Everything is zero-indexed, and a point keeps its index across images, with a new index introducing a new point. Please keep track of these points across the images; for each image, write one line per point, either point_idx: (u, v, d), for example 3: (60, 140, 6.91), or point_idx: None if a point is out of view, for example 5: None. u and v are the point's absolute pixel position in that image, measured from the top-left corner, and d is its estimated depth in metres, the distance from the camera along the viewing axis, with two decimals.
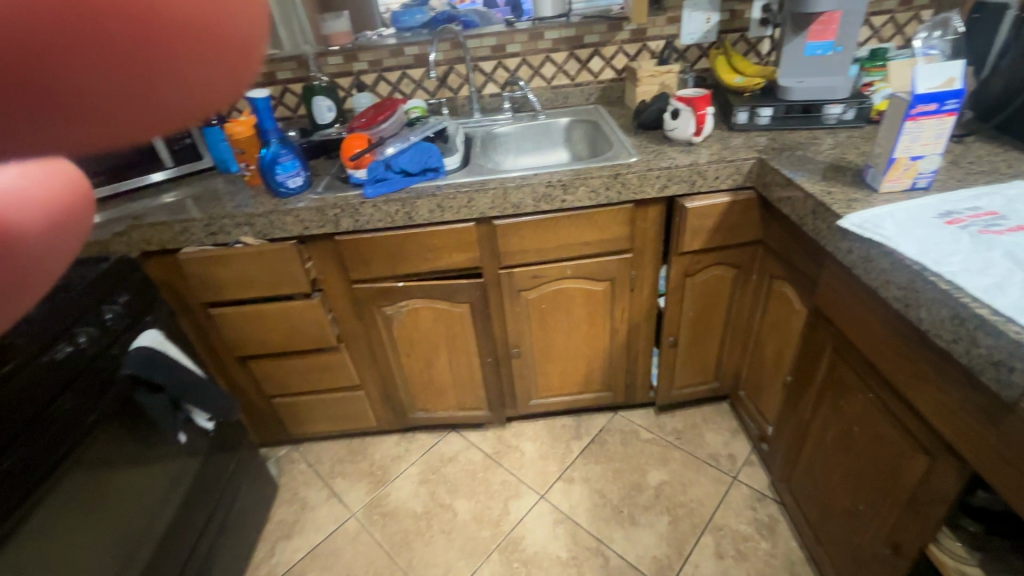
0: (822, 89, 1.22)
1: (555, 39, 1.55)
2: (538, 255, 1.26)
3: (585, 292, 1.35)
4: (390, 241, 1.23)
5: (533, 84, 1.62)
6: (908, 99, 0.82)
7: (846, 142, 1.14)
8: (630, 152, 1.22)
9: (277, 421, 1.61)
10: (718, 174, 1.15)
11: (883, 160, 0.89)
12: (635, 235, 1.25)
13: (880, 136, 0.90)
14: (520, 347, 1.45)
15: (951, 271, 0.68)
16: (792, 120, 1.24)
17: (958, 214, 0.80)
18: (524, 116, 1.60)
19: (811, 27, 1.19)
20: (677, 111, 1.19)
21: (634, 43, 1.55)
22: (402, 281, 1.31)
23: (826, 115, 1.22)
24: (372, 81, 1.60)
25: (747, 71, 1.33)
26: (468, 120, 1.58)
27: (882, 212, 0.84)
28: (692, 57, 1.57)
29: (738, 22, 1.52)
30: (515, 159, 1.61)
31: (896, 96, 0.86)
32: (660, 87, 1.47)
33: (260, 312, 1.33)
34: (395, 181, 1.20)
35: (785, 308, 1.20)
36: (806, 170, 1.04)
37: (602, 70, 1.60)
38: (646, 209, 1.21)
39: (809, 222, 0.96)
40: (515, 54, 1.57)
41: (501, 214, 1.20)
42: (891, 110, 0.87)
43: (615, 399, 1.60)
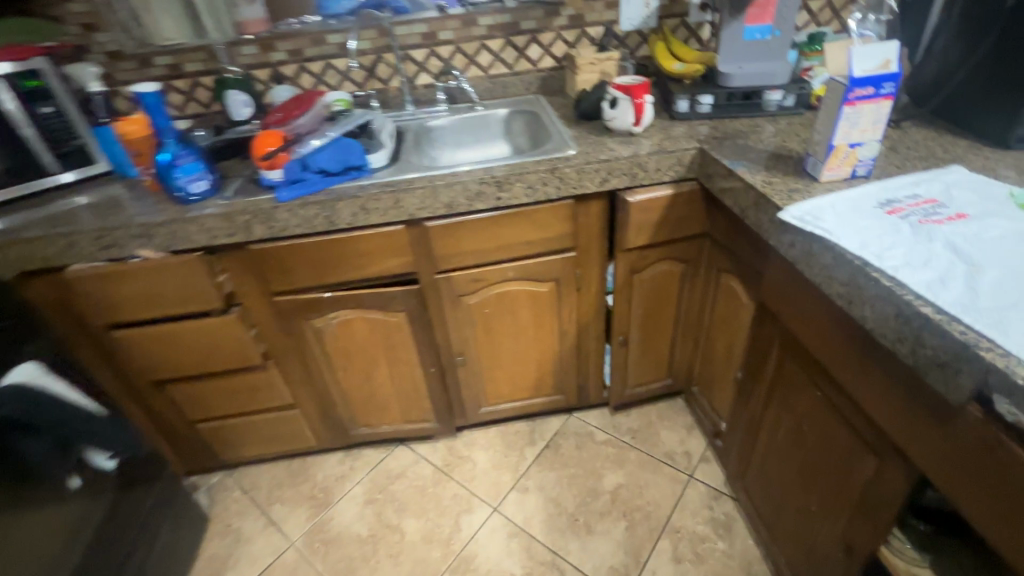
0: (761, 75, 1.18)
1: (490, 25, 1.46)
2: (476, 257, 1.18)
3: (530, 293, 1.27)
4: (312, 249, 1.11)
5: (469, 73, 1.53)
6: (846, 82, 0.78)
7: (788, 129, 1.11)
8: (569, 145, 1.15)
9: (204, 446, 1.47)
10: (660, 165, 1.10)
11: (822, 147, 0.85)
12: (578, 232, 1.18)
13: (817, 122, 0.86)
14: (464, 354, 1.36)
15: (893, 266, 0.64)
16: (734, 108, 1.20)
17: (899, 203, 0.77)
18: (461, 107, 1.50)
19: (749, 11, 1.15)
20: (615, 100, 1.13)
21: (573, 29, 1.48)
22: (330, 291, 1.20)
23: (765, 102, 1.18)
24: (293, 72, 1.47)
25: (687, 58, 1.28)
26: (400, 113, 1.47)
27: (821, 204, 0.80)
28: (633, 44, 1.51)
29: (677, 7, 1.47)
30: (452, 154, 1.51)
31: (834, 79, 0.82)
32: (601, 75, 1.40)
33: (170, 332, 1.20)
34: (313, 184, 1.09)
35: (734, 302, 1.16)
36: (747, 160, 1.00)
37: (541, 58, 1.52)
38: (588, 204, 1.14)
39: (751, 215, 0.91)
40: (448, 42, 1.47)
41: (432, 215, 1.11)
42: (828, 95, 0.82)
43: (568, 402, 1.55)
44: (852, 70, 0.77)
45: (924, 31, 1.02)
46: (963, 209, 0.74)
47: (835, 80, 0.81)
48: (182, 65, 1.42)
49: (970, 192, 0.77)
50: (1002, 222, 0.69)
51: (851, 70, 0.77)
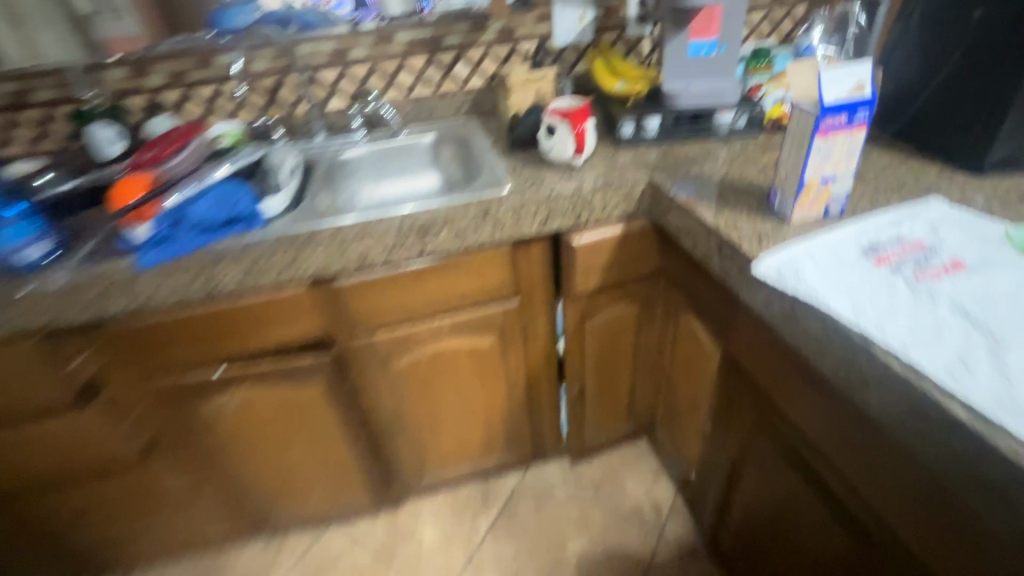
0: (710, 94, 1.07)
1: (409, 41, 1.29)
2: (402, 315, 1.00)
3: (470, 350, 1.10)
4: (193, 322, 0.90)
5: (387, 96, 1.34)
6: (815, 109, 0.66)
7: (743, 155, 0.99)
8: (503, 180, 0.99)
9: (82, 557, 1.20)
10: (607, 202, 0.96)
11: (791, 182, 0.73)
12: (520, 278, 1.03)
13: (782, 154, 0.74)
14: (399, 422, 1.17)
15: (904, 345, 0.52)
16: (682, 133, 1.08)
17: (884, 249, 0.66)
18: (381, 135, 1.32)
19: (692, 24, 1.04)
20: (553, 127, 0.99)
21: (503, 45, 1.33)
22: (222, 368, 0.98)
23: (717, 124, 1.06)
24: (174, 99, 1.23)
25: (627, 75, 1.15)
26: (310, 144, 1.27)
27: (798, 253, 0.67)
28: (570, 60, 1.37)
29: (614, 19, 1.35)
30: (374, 188, 1.32)
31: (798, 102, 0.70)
32: (536, 95, 1.26)
33: (10, 437, 0.93)
34: (189, 242, 0.88)
35: (697, 349, 1.03)
36: (705, 194, 0.87)
37: (469, 77, 1.36)
38: (528, 247, 0.99)
39: (715, 262, 0.78)
40: (361, 61, 1.29)
41: (342, 271, 0.91)
42: (794, 123, 0.71)
43: (523, 458, 1.38)
44: (820, 94, 0.65)
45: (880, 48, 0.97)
46: (957, 254, 0.63)
47: (801, 105, 0.70)
48: (28, 94, 1.16)
49: (958, 231, 0.68)
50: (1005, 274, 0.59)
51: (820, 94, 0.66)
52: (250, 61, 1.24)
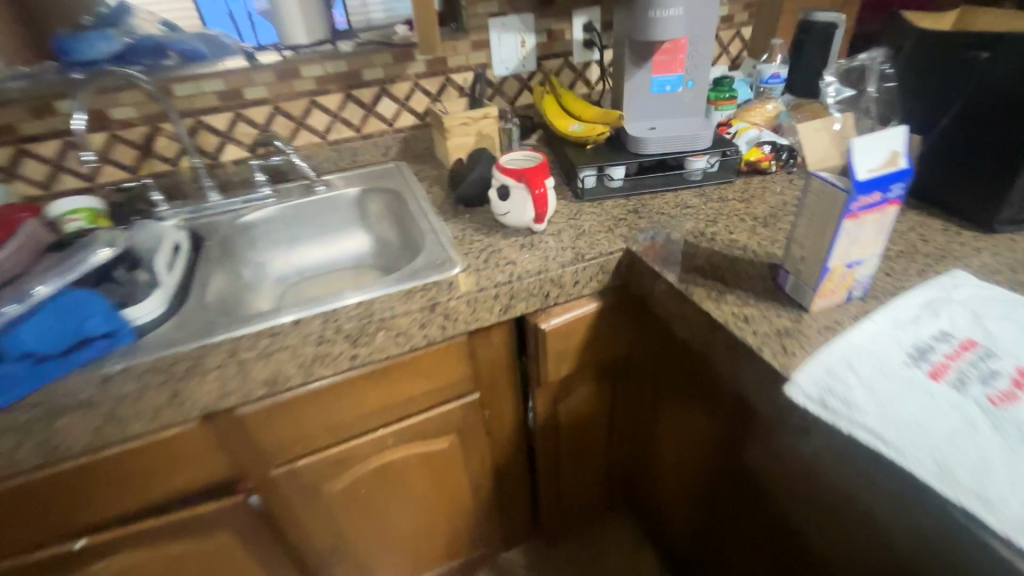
0: (682, 139, 0.91)
1: (319, 77, 1.07)
2: (331, 435, 0.78)
3: (422, 457, 0.90)
4: (32, 492, 0.64)
5: (297, 141, 1.11)
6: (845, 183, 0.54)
7: (725, 210, 0.86)
8: (451, 255, 0.80)
9: None
10: (578, 277, 0.79)
11: (813, 267, 0.60)
12: (478, 372, 0.84)
13: (796, 229, 0.61)
14: (341, 549, 0.95)
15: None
16: (651, 181, 0.94)
17: (934, 355, 0.54)
18: (291, 190, 1.08)
19: (654, 57, 0.90)
20: (506, 188, 0.82)
21: (434, 77, 1.14)
22: (85, 538, 0.72)
23: (689, 171, 0.93)
24: (5, 159, 0.94)
25: (585, 116, 1.00)
26: (199, 207, 1.02)
27: (837, 366, 0.53)
28: (512, 92, 1.21)
29: (559, 46, 1.19)
30: (285, 255, 1.08)
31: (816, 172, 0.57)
32: (478, 136, 1.08)
33: None
34: (9, 385, 0.62)
35: (682, 438, 0.88)
36: (696, 270, 0.73)
37: (397, 114, 1.16)
38: (486, 337, 0.80)
39: (723, 363, 0.64)
40: (261, 102, 1.05)
41: (245, 399, 0.68)
42: (811, 195, 0.58)
43: (493, 552, 1.20)
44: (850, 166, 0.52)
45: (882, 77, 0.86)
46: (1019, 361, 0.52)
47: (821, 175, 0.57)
48: None
49: (1005, 322, 0.57)
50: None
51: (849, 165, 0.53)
52: (111, 107, 0.97)
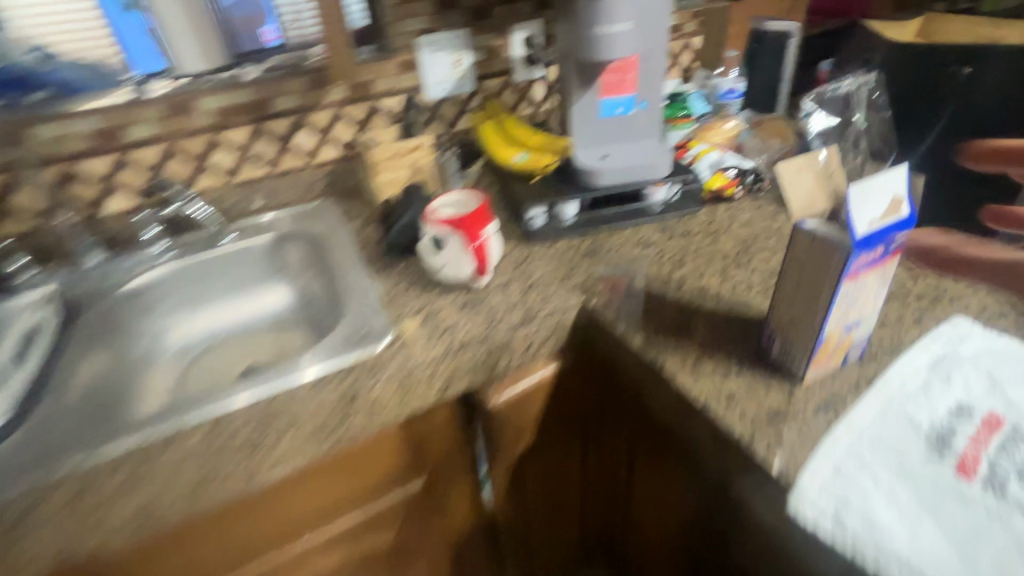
0: (636, 167, 0.82)
1: (219, 110, 0.92)
2: (236, 556, 0.63)
3: (359, 559, 0.74)
4: None
5: (199, 185, 0.95)
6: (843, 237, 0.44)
7: (691, 248, 0.76)
8: (378, 324, 0.67)
9: None
10: (533, 339, 0.66)
11: (804, 333, 0.50)
12: (419, 456, 0.68)
13: (779, 286, 0.51)
14: None
15: None
16: (609, 216, 0.84)
17: (958, 439, 0.45)
18: (193, 242, 0.92)
19: (601, 77, 0.79)
20: (439, 239, 0.69)
21: (358, 103, 1.00)
22: None
23: (649, 203, 0.83)
24: None
25: (529, 145, 0.90)
26: (76, 272, 0.85)
27: (849, 465, 0.44)
28: (450, 115, 1.08)
29: (498, 64, 1.07)
30: (191, 318, 0.93)
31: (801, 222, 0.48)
32: (412, 170, 0.95)
33: None
34: None
35: (663, 511, 0.76)
36: (665, 328, 0.62)
37: (318, 147, 1.01)
38: (426, 416, 0.65)
39: (708, 448, 0.53)
40: (148, 142, 0.89)
41: (97, 544, 0.51)
42: (796, 250, 0.48)
43: None
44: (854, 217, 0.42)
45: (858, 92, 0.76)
46: None
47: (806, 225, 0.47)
48: None
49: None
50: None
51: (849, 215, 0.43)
52: None
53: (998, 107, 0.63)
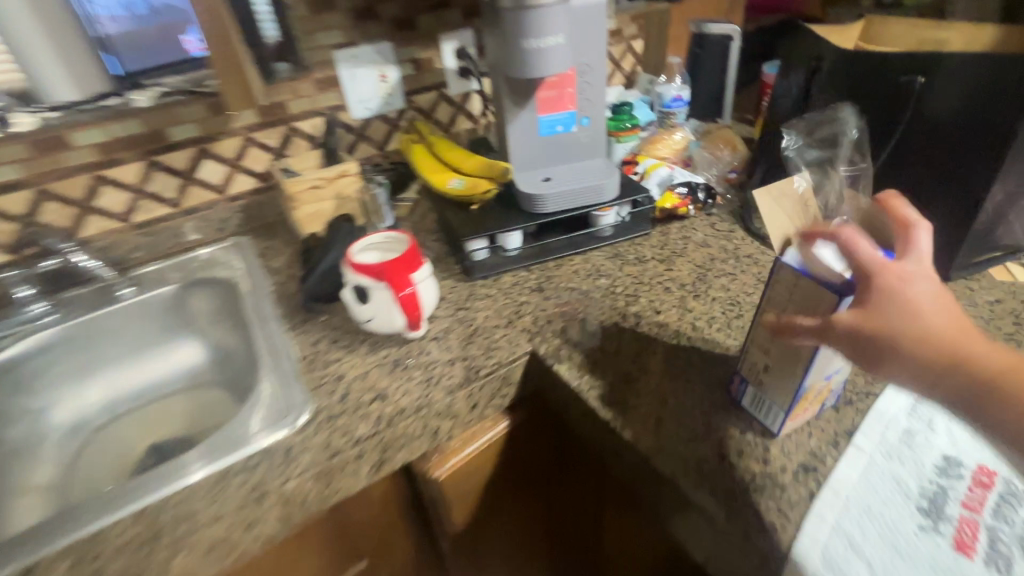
0: (581, 192, 0.74)
1: (101, 144, 0.79)
2: None
3: None
4: None
5: (86, 232, 0.82)
6: (813, 296, 0.39)
7: (645, 277, 0.70)
8: (296, 396, 0.57)
9: None
10: (477, 399, 0.58)
11: (783, 387, 0.44)
12: (356, 540, 0.60)
13: (752, 333, 0.46)
14: None
15: None
16: (556, 244, 0.77)
17: (952, 504, 0.40)
18: (81, 298, 0.79)
19: (538, 93, 0.72)
20: (362, 290, 0.60)
21: (273, 128, 0.89)
22: None
23: (598, 228, 0.77)
24: None
25: (463, 168, 0.81)
26: None
27: (838, 551, 0.38)
28: (381, 136, 0.98)
29: (430, 77, 0.98)
30: (83, 387, 0.80)
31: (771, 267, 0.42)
32: (337, 201, 0.85)
33: None
34: None
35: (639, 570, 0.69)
36: (624, 379, 0.55)
37: (229, 179, 0.89)
38: (357, 499, 0.57)
39: (680, 518, 0.48)
40: (14, 185, 0.75)
41: None
42: (772, 295, 0.43)
43: None
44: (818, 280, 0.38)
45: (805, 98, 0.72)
46: None
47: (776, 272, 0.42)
48: None
49: None
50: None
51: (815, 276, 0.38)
52: None
53: (932, 129, 0.60)
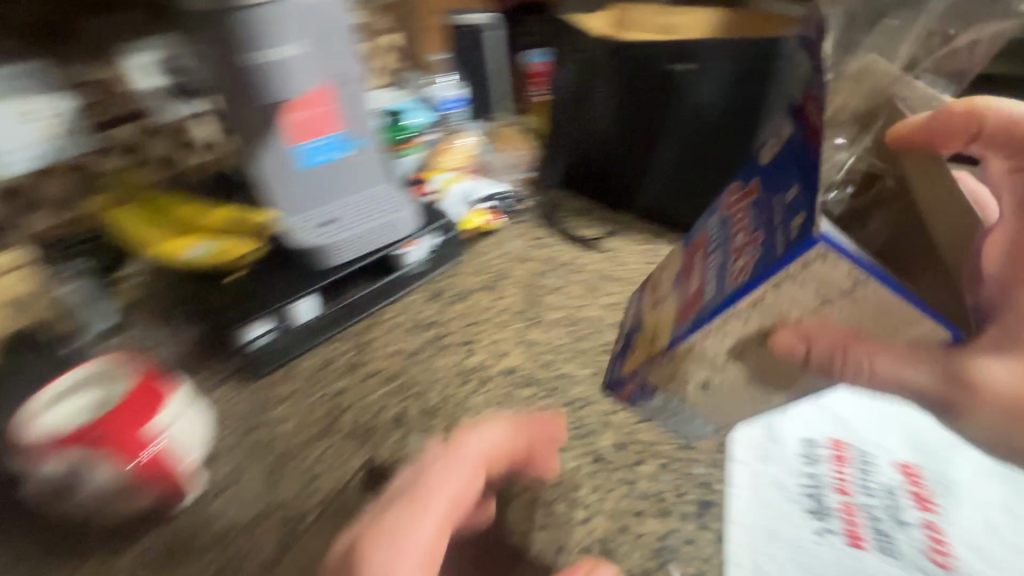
0: (373, 231, 0.60)
1: None
2: None
3: None
4: None
5: None
6: (891, 322, 0.28)
7: (478, 316, 0.61)
8: None
9: None
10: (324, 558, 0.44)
11: (743, 393, 0.35)
12: None
13: (696, 340, 0.33)
14: None
15: None
16: (364, 300, 0.62)
17: (831, 496, 0.41)
18: None
19: (282, 119, 0.52)
20: (66, 476, 0.38)
21: None
22: None
23: (403, 270, 0.64)
24: None
25: (209, 228, 0.60)
26: None
27: None
28: (59, 198, 0.63)
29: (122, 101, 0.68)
30: None
31: (775, 254, 0.27)
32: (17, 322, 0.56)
33: None
34: None
35: None
36: None
37: None
38: None
39: None
40: None
41: None
42: (791, 295, 0.28)
43: None
44: (918, 305, 0.26)
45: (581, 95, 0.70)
46: (892, 456, 0.44)
47: (761, 254, 0.29)
48: None
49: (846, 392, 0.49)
50: (964, 469, 0.43)
51: (902, 293, 0.26)
52: None
53: (693, 116, 0.64)
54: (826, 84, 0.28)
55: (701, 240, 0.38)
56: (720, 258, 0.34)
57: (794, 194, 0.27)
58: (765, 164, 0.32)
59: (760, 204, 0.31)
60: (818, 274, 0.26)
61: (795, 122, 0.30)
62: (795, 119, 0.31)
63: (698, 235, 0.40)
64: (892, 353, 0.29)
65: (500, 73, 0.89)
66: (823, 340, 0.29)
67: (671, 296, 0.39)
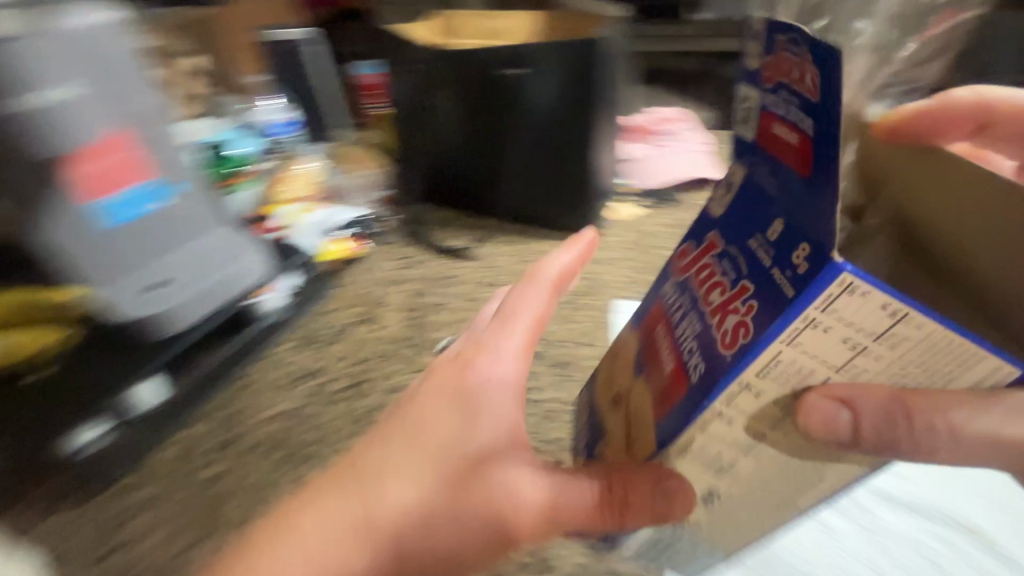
0: (217, 284, 0.52)
1: None
2: None
3: None
4: None
5: None
6: (941, 362, 0.24)
7: (363, 354, 0.57)
8: None
9: None
10: None
11: (773, 480, 0.30)
12: None
13: (707, 419, 0.27)
14: None
15: None
16: (224, 362, 0.54)
17: None
18: None
19: (60, 173, 0.42)
20: None
21: None
22: None
23: (259, 320, 0.57)
24: None
25: None
26: None
27: None
28: None
29: None
30: None
31: (782, 300, 0.23)
32: None
33: None
34: None
35: None
36: None
37: None
38: None
39: None
40: None
41: None
42: (816, 346, 0.24)
43: None
44: (967, 338, 0.22)
45: (424, 107, 0.70)
46: None
47: (763, 311, 0.24)
48: None
49: None
50: None
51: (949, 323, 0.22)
52: None
53: (535, 117, 0.65)
54: (776, 99, 0.26)
55: (663, 311, 0.34)
56: (699, 326, 0.28)
57: (793, 227, 0.24)
58: (733, 217, 0.29)
59: (741, 258, 0.27)
60: (842, 314, 0.22)
61: (763, 156, 0.27)
62: (753, 156, 0.28)
63: (656, 308, 0.35)
64: (953, 402, 0.27)
65: (335, 89, 0.84)
66: (866, 402, 0.26)
67: (639, 385, 0.34)
